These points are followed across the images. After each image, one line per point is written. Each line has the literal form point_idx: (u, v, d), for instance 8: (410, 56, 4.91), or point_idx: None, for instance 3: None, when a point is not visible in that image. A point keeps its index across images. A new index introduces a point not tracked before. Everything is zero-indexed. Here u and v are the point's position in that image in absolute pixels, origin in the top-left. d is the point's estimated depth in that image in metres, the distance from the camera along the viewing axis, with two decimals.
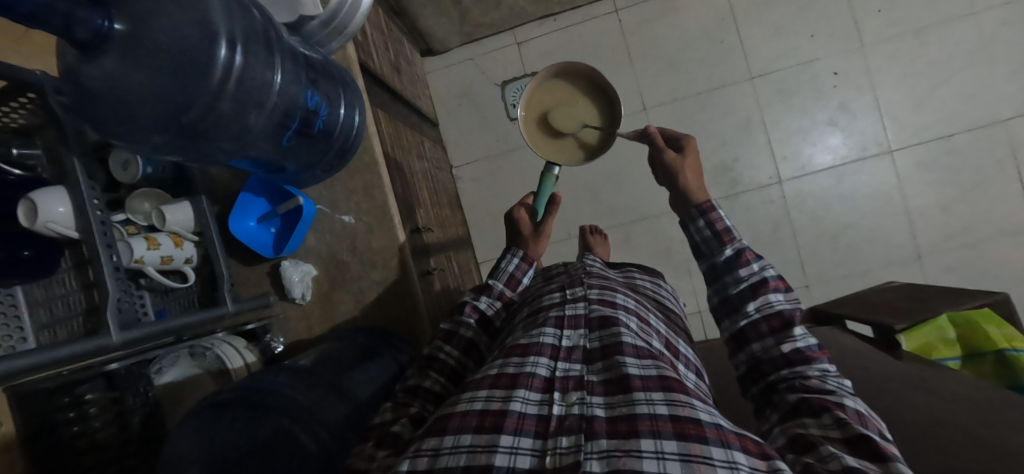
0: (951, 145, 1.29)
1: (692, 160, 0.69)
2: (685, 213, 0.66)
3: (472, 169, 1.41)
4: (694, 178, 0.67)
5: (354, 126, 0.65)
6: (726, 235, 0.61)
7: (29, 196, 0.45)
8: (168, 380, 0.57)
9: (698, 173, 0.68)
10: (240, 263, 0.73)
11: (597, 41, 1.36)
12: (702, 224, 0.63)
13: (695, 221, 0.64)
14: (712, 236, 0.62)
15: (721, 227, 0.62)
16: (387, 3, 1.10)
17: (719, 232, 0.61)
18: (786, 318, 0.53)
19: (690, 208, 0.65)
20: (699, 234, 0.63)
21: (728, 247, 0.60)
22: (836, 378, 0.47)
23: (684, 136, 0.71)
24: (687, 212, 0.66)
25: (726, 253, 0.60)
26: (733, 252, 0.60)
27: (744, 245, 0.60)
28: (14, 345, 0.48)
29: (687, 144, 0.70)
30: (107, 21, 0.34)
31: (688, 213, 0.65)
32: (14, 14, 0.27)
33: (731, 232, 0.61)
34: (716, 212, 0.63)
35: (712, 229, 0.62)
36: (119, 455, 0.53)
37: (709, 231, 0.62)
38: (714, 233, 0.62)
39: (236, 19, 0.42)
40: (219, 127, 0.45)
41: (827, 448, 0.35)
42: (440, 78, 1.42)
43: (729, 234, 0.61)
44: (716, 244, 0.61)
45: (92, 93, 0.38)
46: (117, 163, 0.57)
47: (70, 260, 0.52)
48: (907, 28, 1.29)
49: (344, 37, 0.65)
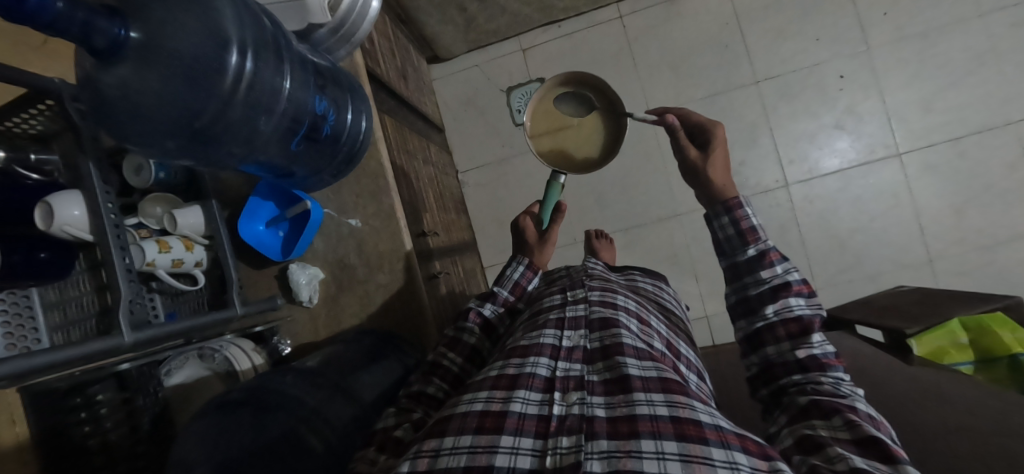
0: (961, 148, 1.27)
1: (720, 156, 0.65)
2: (710, 208, 0.64)
3: (477, 175, 1.42)
4: (721, 173, 0.64)
5: (361, 131, 0.66)
6: (751, 235, 0.59)
7: (46, 200, 0.46)
8: (177, 381, 0.58)
9: (727, 170, 0.65)
10: (249, 267, 0.74)
11: (601, 47, 1.37)
12: (726, 221, 0.61)
13: (720, 218, 0.61)
14: (736, 234, 0.60)
15: (747, 226, 0.59)
16: (394, 11, 1.12)
17: (744, 231, 0.60)
18: (805, 324, 0.52)
19: (716, 204, 0.63)
20: (722, 231, 0.62)
21: (752, 247, 0.59)
22: (849, 386, 0.47)
23: (712, 125, 0.66)
24: (712, 208, 0.63)
25: (749, 253, 0.59)
26: (756, 252, 0.58)
27: (770, 246, 0.58)
28: (29, 345, 0.49)
29: (716, 135, 0.66)
30: (124, 29, 0.35)
31: (713, 208, 0.62)
32: (36, 23, 0.28)
33: (757, 232, 0.59)
34: (743, 210, 0.60)
35: (737, 227, 0.60)
36: (130, 455, 0.52)
37: (733, 229, 0.60)
38: (738, 232, 0.60)
39: (247, 27, 0.43)
40: (229, 132, 0.46)
41: (835, 450, 0.35)
42: (447, 84, 1.44)
43: (755, 234, 0.59)
44: (739, 243, 0.60)
45: (108, 99, 0.39)
46: (131, 168, 0.58)
47: (84, 263, 0.54)
48: (914, 30, 1.28)
49: (351, 44, 0.67)
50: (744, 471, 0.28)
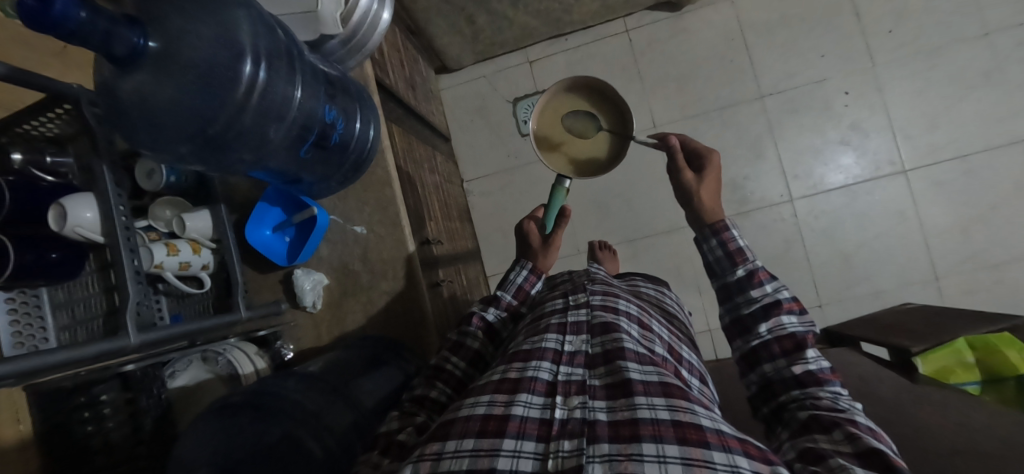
0: (967, 166, 1.27)
1: (711, 181, 0.67)
2: (698, 230, 0.65)
3: (483, 184, 1.43)
4: (710, 198, 0.66)
5: (369, 140, 0.67)
6: (739, 256, 0.60)
7: (60, 201, 0.47)
8: (181, 383, 0.57)
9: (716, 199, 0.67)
10: (256, 270, 0.74)
11: (607, 60, 1.39)
12: (714, 243, 0.62)
13: (709, 240, 0.63)
14: (725, 255, 0.61)
15: (734, 247, 0.61)
16: (403, 23, 1.14)
17: (732, 252, 0.61)
18: (799, 340, 0.51)
19: (703, 227, 0.65)
20: (711, 253, 0.63)
21: (740, 267, 0.59)
22: (848, 401, 0.45)
23: (707, 152, 0.68)
24: (700, 230, 0.65)
25: (738, 273, 0.59)
26: (745, 272, 0.59)
27: (758, 266, 0.59)
28: (37, 344, 0.51)
29: (711, 163, 0.67)
30: (143, 39, 0.36)
31: (702, 231, 0.64)
32: (59, 33, 0.29)
33: (744, 252, 0.60)
34: (730, 232, 0.62)
35: (725, 248, 0.61)
36: (130, 456, 0.53)
37: (721, 250, 0.62)
38: (726, 253, 0.61)
39: (261, 38, 0.45)
40: (242, 139, 0.47)
41: (836, 460, 0.34)
42: (454, 94, 1.46)
43: (743, 255, 0.60)
44: (728, 264, 0.61)
45: (124, 104, 0.40)
46: (143, 172, 0.59)
47: (94, 264, 0.54)
48: (919, 48, 1.29)
49: (362, 54, 0.68)
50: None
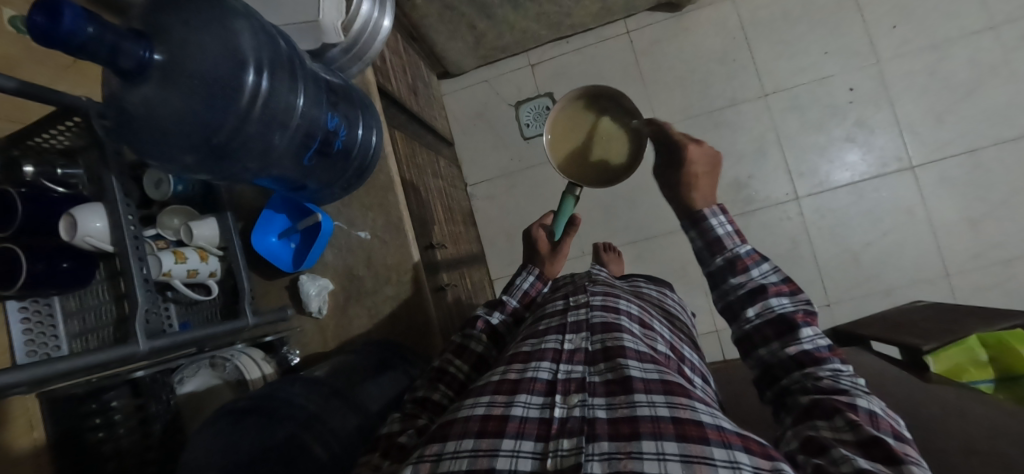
0: (976, 160, 1.25)
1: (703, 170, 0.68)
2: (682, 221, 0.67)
3: (486, 187, 1.44)
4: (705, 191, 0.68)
5: (371, 146, 0.68)
6: (717, 246, 0.61)
7: (71, 212, 0.48)
8: (189, 389, 0.59)
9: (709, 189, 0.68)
10: (262, 277, 0.75)
11: (608, 61, 1.39)
12: (694, 234, 0.64)
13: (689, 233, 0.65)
14: (704, 246, 0.62)
15: (712, 238, 0.61)
16: (404, 30, 1.15)
17: (709, 243, 0.62)
18: (789, 321, 0.50)
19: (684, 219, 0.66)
20: (693, 244, 0.64)
21: (720, 256, 0.60)
22: (849, 378, 0.44)
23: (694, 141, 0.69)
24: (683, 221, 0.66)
25: (718, 262, 0.60)
26: (725, 261, 0.59)
27: (739, 253, 0.59)
28: (49, 351, 0.52)
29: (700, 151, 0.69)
30: (149, 51, 0.37)
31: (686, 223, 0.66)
32: (68, 46, 0.30)
33: (722, 241, 0.61)
34: (709, 222, 0.62)
35: (704, 239, 0.62)
36: (141, 462, 0.53)
37: (700, 242, 0.63)
38: (705, 243, 0.62)
39: (264, 48, 0.46)
40: (246, 146, 0.48)
41: (840, 451, 0.33)
42: (456, 99, 1.47)
43: (721, 244, 0.61)
44: (708, 254, 0.62)
45: (131, 116, 0.41)
46: (151, 182, 0.61)
47: (104, 272, 0.55)
48: (924, 43, 1.27)
49: (363, 62, 0.69)
50: (746, 470, 0.28)
